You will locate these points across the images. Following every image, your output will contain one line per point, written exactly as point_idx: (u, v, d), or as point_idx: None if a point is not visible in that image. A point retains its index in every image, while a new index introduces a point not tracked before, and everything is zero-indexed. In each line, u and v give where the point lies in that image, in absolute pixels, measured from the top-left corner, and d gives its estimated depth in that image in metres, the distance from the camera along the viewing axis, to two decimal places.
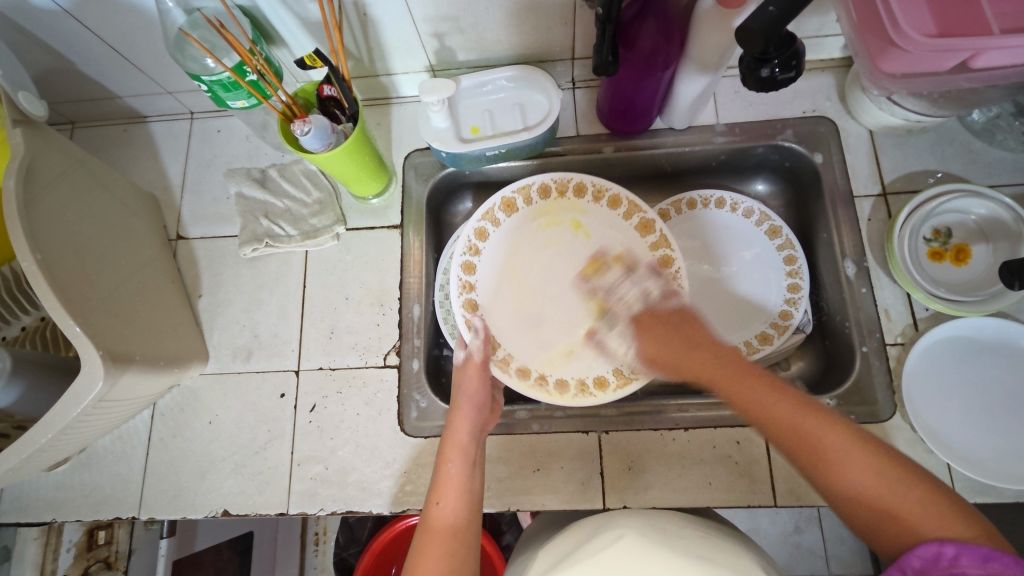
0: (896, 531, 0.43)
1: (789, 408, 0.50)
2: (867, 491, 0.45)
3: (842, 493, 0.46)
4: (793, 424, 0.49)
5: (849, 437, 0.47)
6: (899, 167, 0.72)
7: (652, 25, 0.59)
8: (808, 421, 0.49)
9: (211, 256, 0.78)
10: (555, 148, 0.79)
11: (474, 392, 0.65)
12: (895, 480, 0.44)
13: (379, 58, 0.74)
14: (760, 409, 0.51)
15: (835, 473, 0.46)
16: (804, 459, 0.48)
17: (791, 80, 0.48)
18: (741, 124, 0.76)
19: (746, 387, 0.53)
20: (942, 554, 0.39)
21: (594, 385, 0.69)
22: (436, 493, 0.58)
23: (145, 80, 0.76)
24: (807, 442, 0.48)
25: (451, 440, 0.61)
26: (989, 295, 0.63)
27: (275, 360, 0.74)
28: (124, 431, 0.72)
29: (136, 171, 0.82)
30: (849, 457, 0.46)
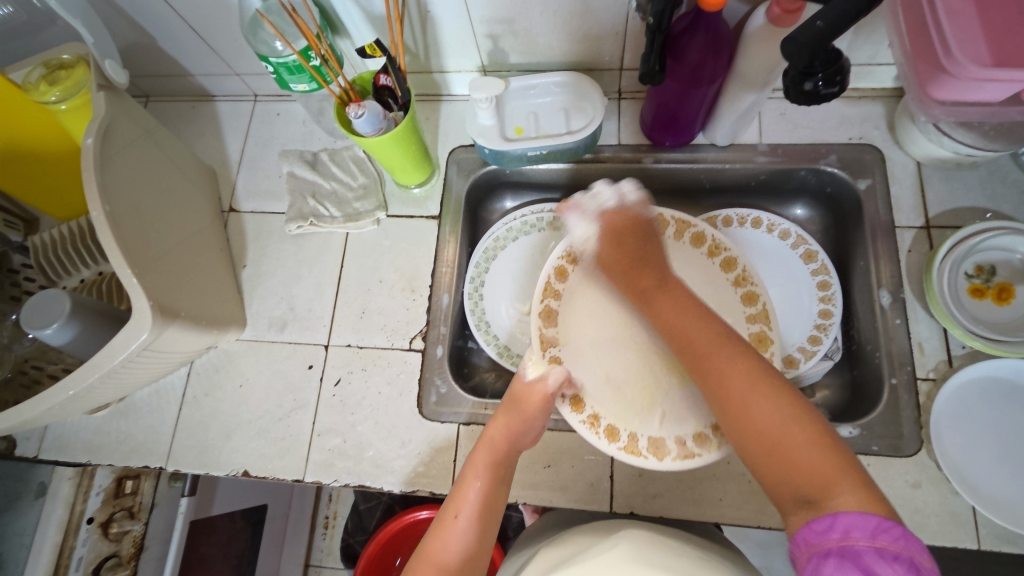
0: (796, 485, 0.44)
1: (721, 349, 0.52)
2: (774, 438, 0.46)
3: (751, 436, 0.48)
4: (720, 370, 0.51)
5: (772, 395, 0.48)
6: (946, 201, 0.71)
7: (701, 39, 0.60)
8: (729, 362, 0.51)
9: (259, 230, 0.82)
10: (596, 155, 0.80)
11: (533, 419, 0.60)
12: (799, 431, 0.46)
13: (434, 55, 0.77)
14: (694, 344, 0.54)
15: (748, 413, 0.48)
16: (722, 404, 0.50)
17: (834, 95, 0.48)
18: (785, 145, 0.76)
19: (694, 321, 0.55)
20: (834, 526, 0.40)
21: (604, 428, 0.63)
22: (452, 511, 0.57)
23: (217, 61, 0.81)
24: (725, 383, 0.50)
25: (479, 459, 0.60)
26: None
27: (307, 333, 0.77)
28: (161, 385, 0.76)
29: (198, 145, 0.87)
30: (767, 405, 0.48)
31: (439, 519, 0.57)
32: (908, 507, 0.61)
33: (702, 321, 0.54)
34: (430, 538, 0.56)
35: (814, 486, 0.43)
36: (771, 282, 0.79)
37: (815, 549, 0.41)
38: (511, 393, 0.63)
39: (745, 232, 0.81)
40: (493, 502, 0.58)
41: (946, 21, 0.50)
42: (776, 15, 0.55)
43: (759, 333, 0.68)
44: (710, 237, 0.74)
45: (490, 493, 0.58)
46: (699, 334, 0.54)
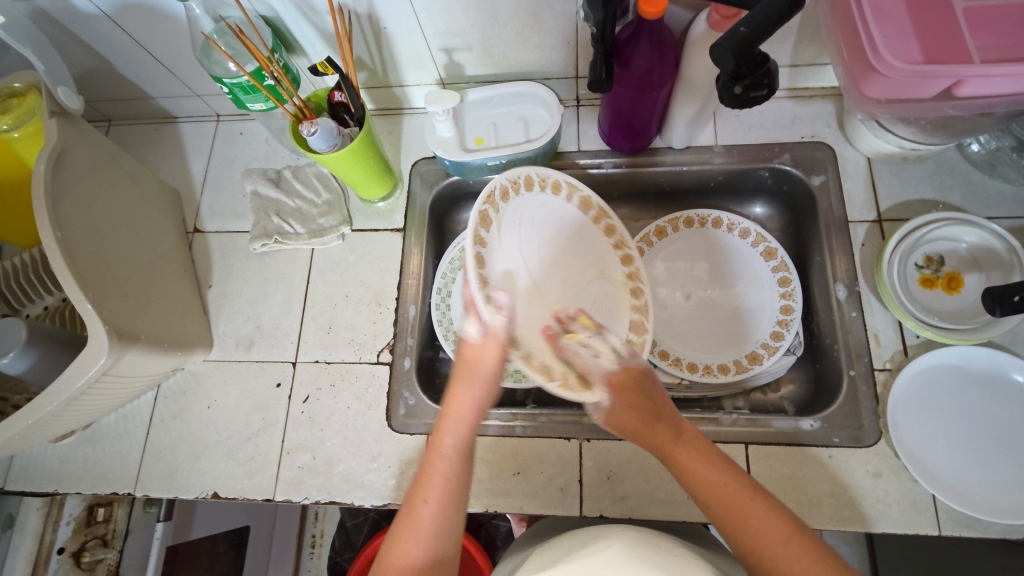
0: None
1: (739, 490, 0.53)
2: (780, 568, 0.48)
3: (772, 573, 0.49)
4: (750, 519, 0.51)
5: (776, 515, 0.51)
6: (896, 194, 0.73)
7: (646, 46, 0.62)
8: (753, 508, 0.52)
9: (224, 250, 0.82)
10: (558, 162, 0.81)
11: (490, 371, 0.58)
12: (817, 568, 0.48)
13: (391, 70, 0.78)
14: (720, 502, 0.53)
15: (765, 551, 0.50)
16: (726, 524, 0.52)
17: (763, 98, 0.49)
18: (739, 146, 0.78)
19: (711, 486, 0.54)
20: None
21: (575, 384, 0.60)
22: (422, 496, 0.54)
23: (175, 83, 0.81)
24: (759, 546, 0.50)
25: (450, 431, 0.57)
26: (981, 324, 0.63)
27: (274, 350, 0.77)
28: (128, 410, 0.76)
29: (162, 167, 0.87)
30: (767, 533, 0.50)
31: (404, 509, 0.54)
32: (870, 496, 0.62)
33: (731, 479, 0.54)
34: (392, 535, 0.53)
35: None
36: (732, 279, 0.80)
37: None
38: (461, 354, 0.58)
39: (705, 232, 0.82)
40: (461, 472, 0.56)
41: (875, 22, 0.52)
42: (716, 20, 0.57)
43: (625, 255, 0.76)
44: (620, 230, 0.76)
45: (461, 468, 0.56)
46: (710, 482, 0.54)
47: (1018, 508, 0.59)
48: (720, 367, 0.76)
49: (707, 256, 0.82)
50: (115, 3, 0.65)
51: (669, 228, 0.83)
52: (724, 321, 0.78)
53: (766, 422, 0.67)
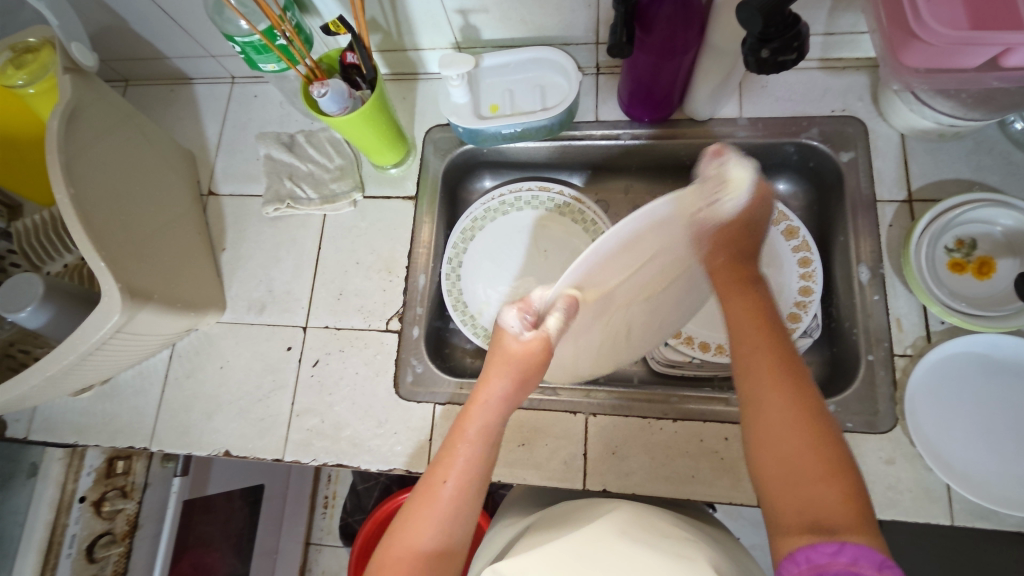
0: (786, 506, 0.43)
1: (767, 351, 0.48)
2: (779, 448, 0.44)
3: (763, 448, 0.45)
4: (768, 394, 0.46)
5: (800, 408, 0.45)
6: (929, 173, 0.69)
7: (670, 8, 0.59)
8: (780, 391, 0.46)
9: (238, 213, 0.82)
10: (574, 132, 0.79)
11: (514, 361, 0.55)
12: (816, 460, 0.42)
13: (406, 32, 0.76)
14: (750, 366, 0.48)
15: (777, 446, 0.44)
16: (746, 373, 0.48)
17: (792, 63, 0.45)
18: (764, 119, 0.75)
19: (754, 351, 0.49)
20: (843, 551, 0.37)
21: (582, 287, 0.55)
22: (440, 477, 0.52)
23: (190, 42, 0.80)
24: (765, 417, 0.46)
25: (472, 422, 0.54)
26: (1009, 312, 0.60)
27: (285, 315, 0.77)
28: (144, 368, 0.77)
29: (178, 128, 0.87)
30: (773, 393, 0.46)
31: (422, 484, 0.52)
32: (880, 482, 0.61)
33: (768, 342, 0.49)
34: (409, 508, 0.51)
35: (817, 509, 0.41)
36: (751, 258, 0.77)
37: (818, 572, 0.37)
38: (497, 348, 0.56)
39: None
40: (482, 467, 0.52)
41: None
42: None
43: None
44: None
45: (475, 458, 0.53)
46: (748, 356, 0.49)
47: None
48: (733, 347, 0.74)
49: None
50: None
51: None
52: None
53: None
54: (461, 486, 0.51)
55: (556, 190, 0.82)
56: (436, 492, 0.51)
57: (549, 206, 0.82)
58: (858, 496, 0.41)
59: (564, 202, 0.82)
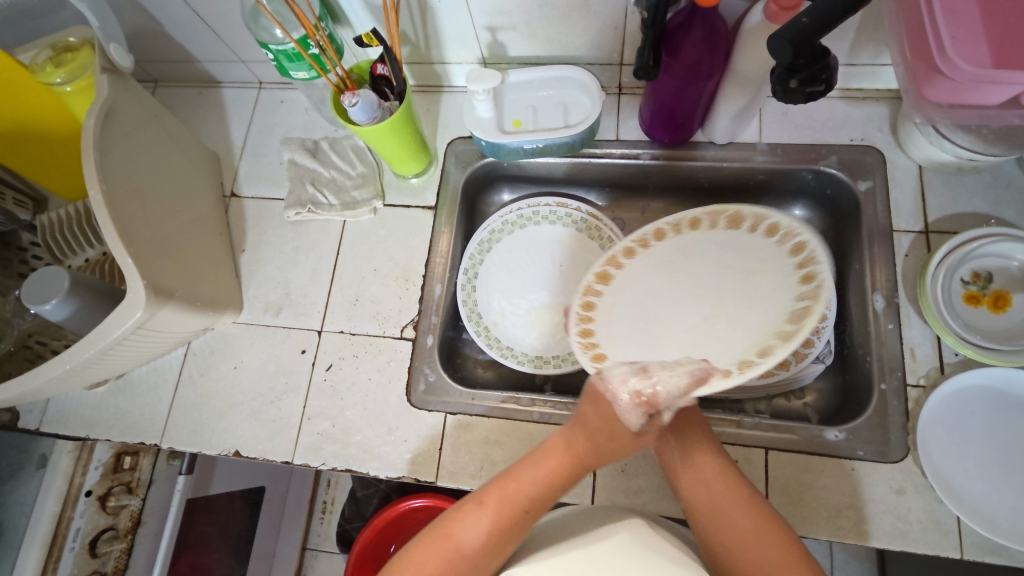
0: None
1: (729, 476, 0.56)
2: (745, 548, 0.51)
3: (723, 550, 0.52)
4: (722, 504, 0.54)
5: (747, 506, 0.53)
6: (946, 206, 0.70)
7: (697, 34, 0.60)
8: (727, 497, 0.54)
9: (259, 215, 0.84)
10: (594, 150, 0.80)
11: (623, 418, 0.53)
12: (769, 543, 0.50)
13: (434, 46, 0.77)
14: (695, 504, 0.56)
15: (734, 540, 0.52)
16: (692, 501, 0.56)
17: (819, 96, 0.46)
18: (783, 145, 0.76)
19: (695, 468, 0.57)
20: None
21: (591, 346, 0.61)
22: (510, 493, 0.54)
23: (222, 47, 0.82)
24: (709, 515, 0.54)
25: (566, 455, 0.56)
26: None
27: (301, 318, 0.78)
28: (158, 364, 0.78)
29: (204, 130, 0.89)
30: (727, 500, 0.54)
31: (473, 498, 0.55)
32: (889, 512, 0.61)
33: (701, 453, 0.57)
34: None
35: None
36: None
37: None
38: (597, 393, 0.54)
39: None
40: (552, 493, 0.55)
41: (943, 21, 0.50)
42: (772, 12, 0.55)
43: None
44: None
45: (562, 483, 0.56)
46: (677, 453, 0.58)
47: None
48: None
49: None
50: None
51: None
52: None
53: (788, 428, 0.66)
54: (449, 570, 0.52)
55: (575, 207, 0.82)
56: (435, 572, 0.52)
57: (566, 221, 0.83)
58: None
59: (582, 218, 0.82)
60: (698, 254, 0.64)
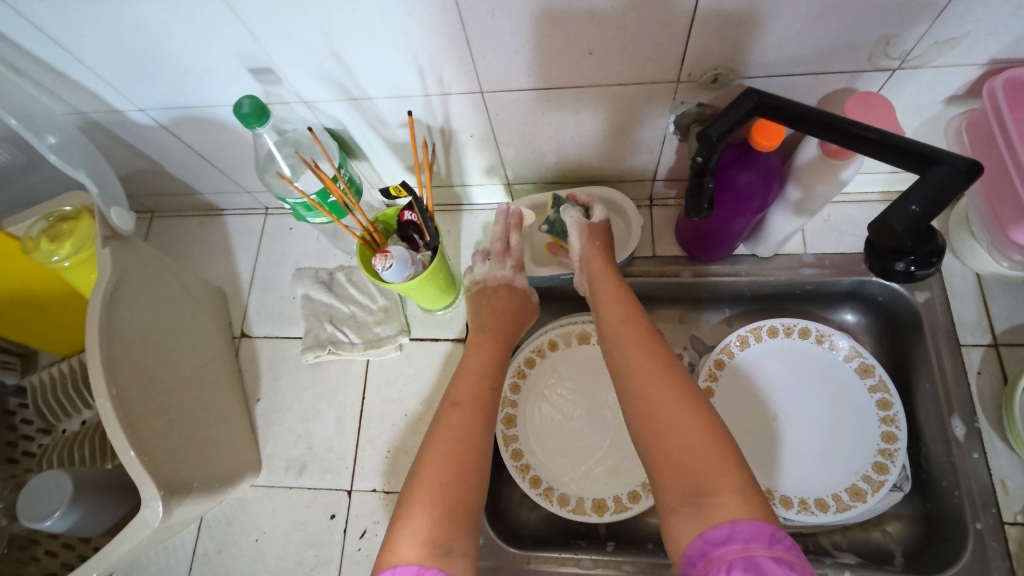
0: (681, 496, 0.43)
1: (670, 387, 0.49)
2: (689, 474, 0.43)
3: (646, 429, 0.48)
4: (653, 398, 0.49)
5: (691, 407, 0.47)
6: (1011, 316, 0.67)
7: (751, 173, 0.56)
8: (662, 385, 0.49)
9: (272, 358, 0.77)
10: (630, 268, 0.76)
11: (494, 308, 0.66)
12: (691, 421, 0.46)
13: (456, 172, 0.73)
14: (642, 403, 0.49)
15: (658, 439, 0.46)
16: (626, 397, 0.51)
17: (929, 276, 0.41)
18: (829, 256, 0.73)
19: (646, 363, 0.52)
20: (733, 536, 0.39)
21: (557, 496, 0.69)
22: (455, 397, 0.56)
23: (225, 180, 0.77)
24: (659, 416, 0.47)
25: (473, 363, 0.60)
26: None
27: (328, 476, 0.71)
28: (169, 541, 0.70)
29: (206, 263, 0.83)
30: (681, 421, 0.46)
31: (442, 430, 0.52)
32: None
33: (656, 361, 0.52)
34: (417, 468, 0.50)
35: (698, 483, 0.43)
36: (822, 398, 0.73)
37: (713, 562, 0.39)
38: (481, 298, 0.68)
39: (788, 343, 0.75)
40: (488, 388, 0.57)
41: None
42: (832, 150, 0.52)
43: (742, 338, 0.76)
44: (782, 333, 0.75)
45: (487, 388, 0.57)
46: (635, 359, 0.53)
47: None
48: (818, 502, 0.68)
49: (794, 371, 0.74)
50: (174, 116, 0.62)
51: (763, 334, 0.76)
52: (813, 447, 0.71)
53: None
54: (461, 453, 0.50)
55: None
56: (462, 432, 0.52)
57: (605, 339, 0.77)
58: (743, 463, 0.43)
59: None
60: (572, 373, 0.76)
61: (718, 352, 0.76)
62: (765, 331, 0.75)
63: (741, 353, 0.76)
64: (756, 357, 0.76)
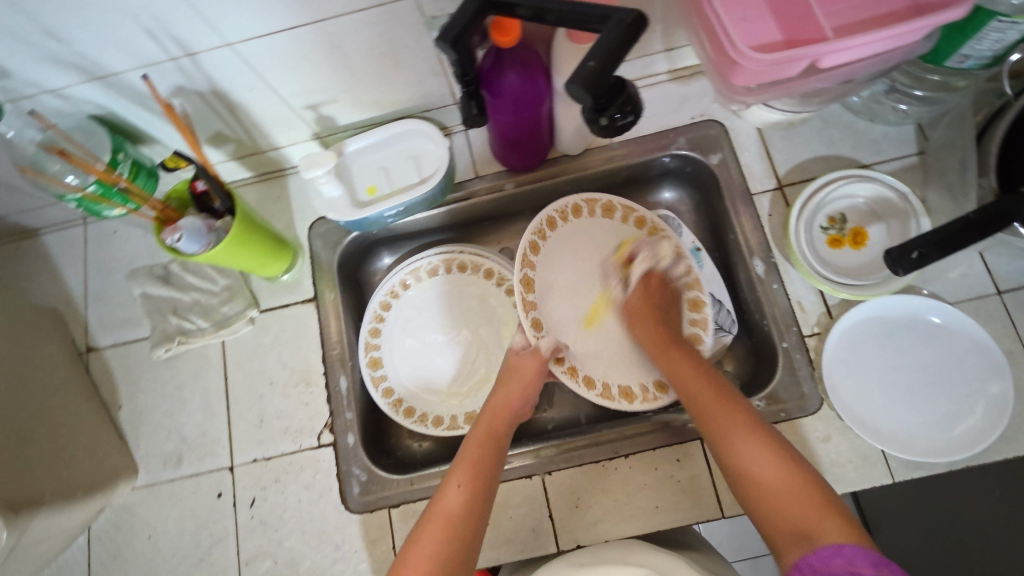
0: (790, 525, 0.49)
1: (757, 445, 0.53)
2: (784, 508, 0.50)
3: (760, 495, 0.52)
4: (753, 456, 0.53)
5: (791, 465, 0.52)
6: (791, 158, 0.74)
7: (512, 73, 0.59)
8: (757, 451, 0.53)
9: (125, 363, 0.76)
10: (459, 194, 0.78)
11: (527, 381, 0.68)
12: (788, 477, 0.51)
13: (259, 136, 0.72)
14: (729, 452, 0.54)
15: (773, 502, 0.51)
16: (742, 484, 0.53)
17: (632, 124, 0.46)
18: (632, 139, 0.77)
19: (749, 451, 0.53)
20: (840, 552, 0.45)
21: (431, 419, 0.75)
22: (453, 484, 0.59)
23: (22, 197, 0.73)
24: (756, 473, 0.52)
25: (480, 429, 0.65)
26: (885, 277, 0.65)
27: (208, 460, 0.71)
28: (61, 562, 0.69)
29: (32, 287, 0.79)
30: (780, 481, 0.51)
31: (421, 526, 0.57)
32: (823, 461, 0.64)
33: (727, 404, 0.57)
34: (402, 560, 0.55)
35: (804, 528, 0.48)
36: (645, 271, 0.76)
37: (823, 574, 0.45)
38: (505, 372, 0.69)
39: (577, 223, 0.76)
40: (493, 466, 0.61)
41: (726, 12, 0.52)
42: None
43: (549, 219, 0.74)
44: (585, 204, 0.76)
45: (492, 460, 0.62)
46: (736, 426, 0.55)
47: (958, 440, 0.61)
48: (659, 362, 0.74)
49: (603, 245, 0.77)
50: None
51: (560, 220, 0.75)
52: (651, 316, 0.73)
53: None
54: (464, 529, 0.56)
55: (459, 253, 0.80)
56: (446, 525, 0.56)
57: (454, 266, 0.80)
58: (794, 459, 0.52)
59: (470, 260, 0.80)
60: (431, 307, 0.80)
61: (522, 270, 0.70)
62: (570, 211, 0.76)
63: (553, 236, 0.74)
64: (563, 240, 0.75)
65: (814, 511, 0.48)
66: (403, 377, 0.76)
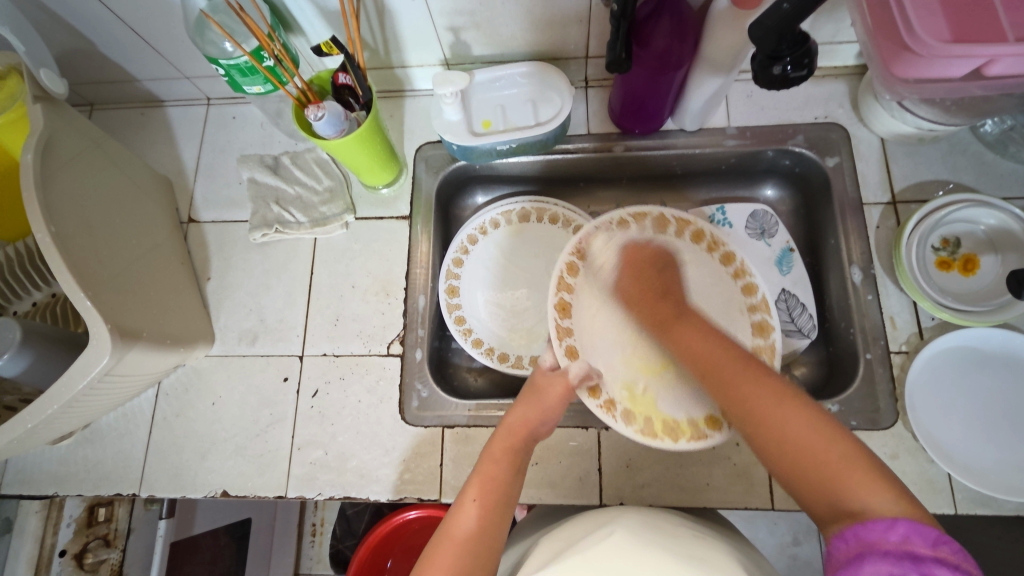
0: (839, 482, 0.43)
1: (764, 392, 0.49)
2: (816, 460, 0.44)
3: (786, 452, 0.46)
4: (760, 399, 0.49)
5: (805, 408, 0.47)
6: (910, 176, 0.73)
7: (666, 22, 0.60)
8: (777, 400, 0.48)
9: (221, 239, 0.79)
10: (567, 146, 0.79)
11: (554, 404, 0.61)
12: (799, 421, 0.46)
13: (394, 50, 0.75)
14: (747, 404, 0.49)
15: (799, 458, 0.45)
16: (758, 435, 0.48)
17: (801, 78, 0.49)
18: (750, 128, 0.77)
19: (761, 399, 0.49)
20: (892, 529, 0.38)
21: (497, 354, 0.76)
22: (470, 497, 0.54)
23: (163, 64, 0.77)
24: (761, 416, 0.48)
25: (500, 442, 0.58)
26: (998, 305, 0.63)
27: (280, 344, 0.74)
28: (128, 409, 0.73)
29: (151, 153, 0.83)
30: (808, 433, 0.45)
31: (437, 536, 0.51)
32: None
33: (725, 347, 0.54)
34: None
35: (849, 492, 0.42)
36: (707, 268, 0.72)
37: (868, 548, 0.38)
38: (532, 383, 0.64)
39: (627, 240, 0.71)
40: (510, 488, 0.55)
41: None
42: None
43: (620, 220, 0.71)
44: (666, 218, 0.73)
45: (507, 476, 0.56)
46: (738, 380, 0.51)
47: None
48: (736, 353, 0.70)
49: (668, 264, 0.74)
50: None
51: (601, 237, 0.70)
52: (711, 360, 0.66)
53: None
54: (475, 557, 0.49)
55: (553, 205, 0.81)
56: (456, 547, 0.50)
57: (545, 217, 0.82)
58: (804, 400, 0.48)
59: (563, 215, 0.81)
60: (515, 251, 0.81)
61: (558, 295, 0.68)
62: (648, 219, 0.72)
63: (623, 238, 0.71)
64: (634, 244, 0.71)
65: (858, 472, 0.43)
66: (475, 310, 0.78)
